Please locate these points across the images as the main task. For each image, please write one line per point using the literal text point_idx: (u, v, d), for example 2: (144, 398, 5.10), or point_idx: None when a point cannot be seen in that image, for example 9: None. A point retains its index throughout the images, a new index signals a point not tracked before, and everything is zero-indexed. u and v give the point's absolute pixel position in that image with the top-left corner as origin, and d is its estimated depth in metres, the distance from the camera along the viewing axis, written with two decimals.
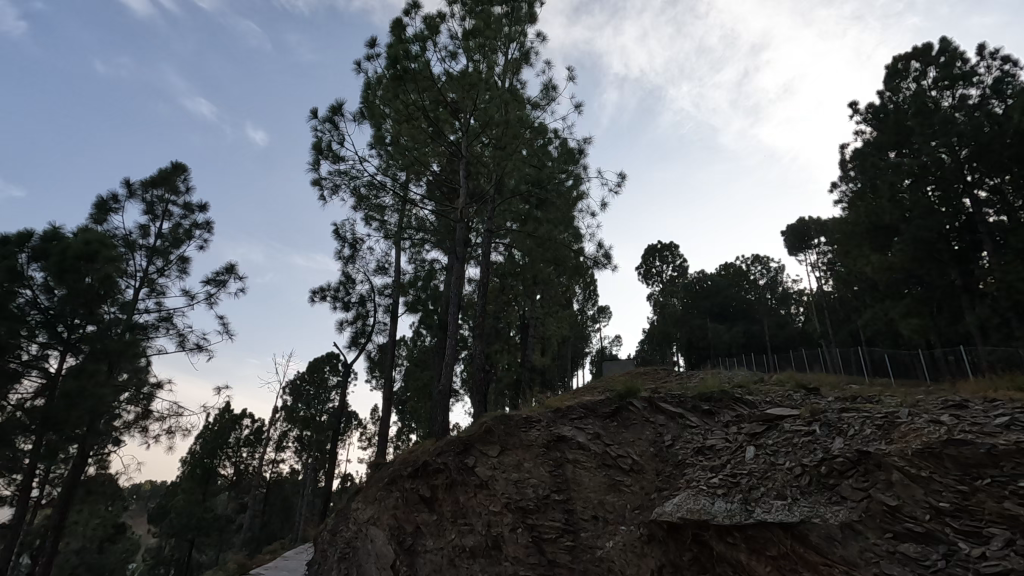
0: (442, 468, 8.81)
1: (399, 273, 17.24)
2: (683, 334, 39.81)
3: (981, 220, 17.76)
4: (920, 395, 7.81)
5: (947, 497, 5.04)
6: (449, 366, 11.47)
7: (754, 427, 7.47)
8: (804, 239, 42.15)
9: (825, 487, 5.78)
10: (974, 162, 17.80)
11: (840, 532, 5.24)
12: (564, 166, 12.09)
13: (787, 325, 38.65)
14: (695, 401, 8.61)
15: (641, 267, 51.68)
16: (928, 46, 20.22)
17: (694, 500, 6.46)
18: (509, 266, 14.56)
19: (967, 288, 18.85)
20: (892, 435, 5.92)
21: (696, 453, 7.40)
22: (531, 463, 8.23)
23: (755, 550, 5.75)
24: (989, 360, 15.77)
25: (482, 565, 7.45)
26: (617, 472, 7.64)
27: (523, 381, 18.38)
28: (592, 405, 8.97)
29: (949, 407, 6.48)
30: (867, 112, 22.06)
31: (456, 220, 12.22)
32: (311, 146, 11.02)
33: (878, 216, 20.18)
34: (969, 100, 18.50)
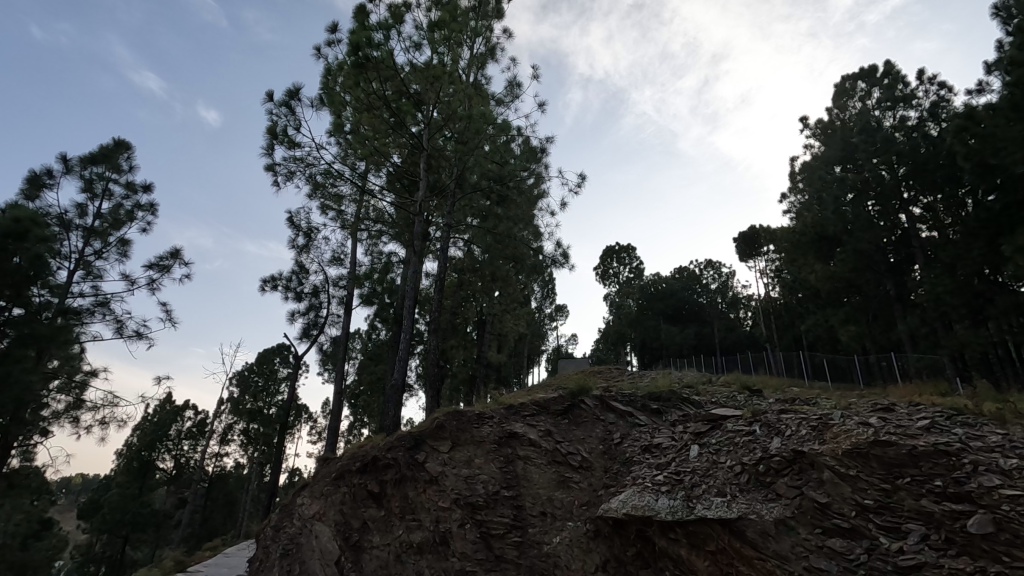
0: (392, 464, 8.67)
1: (355, 265, 16.84)
2: (637, 334, 41.41)
3: (916, 235, 18.86)
4: (855, 398, 8.29)
5: (871, 495, 5.33)
6: (403, 361, 11.32)
7: (698, 426, 7.73)
8: (755, 246, 43.84)
9: (762, 485, 6.04)
10: (911, 180, 18.89)
11: (775, 527, 5.48)
12: (526, 164, 12.10)
13: (735, 329, 40.23)
14: (645, 401, 8.90)
15: (599, 267, 52.58)
16: (873, 68, 21.32)
17: (639, 497, 6.63)
18: (468, 262, 14.46)
19: (900, 298, 20.05)
20: (825, 436, 6.24)
21: (644, 451, 7.61)
22: (482, 459, 8.23)
23: (695, 545, 5.93)
24: (916, 366, 17.01)
25: (429, 561, 7.41)
26: (566, 469, 7.76)
27: (478, 377, 18.36)
28: (544, 403, 9.06)
29: (878, 410, 6.90)
30: (816, 128, 23.08)
31: (416, 212, 12.01)
32: (265, 130, 10.64)
33: (822, 227, 21.13)
34: (909, 121, 19.61)
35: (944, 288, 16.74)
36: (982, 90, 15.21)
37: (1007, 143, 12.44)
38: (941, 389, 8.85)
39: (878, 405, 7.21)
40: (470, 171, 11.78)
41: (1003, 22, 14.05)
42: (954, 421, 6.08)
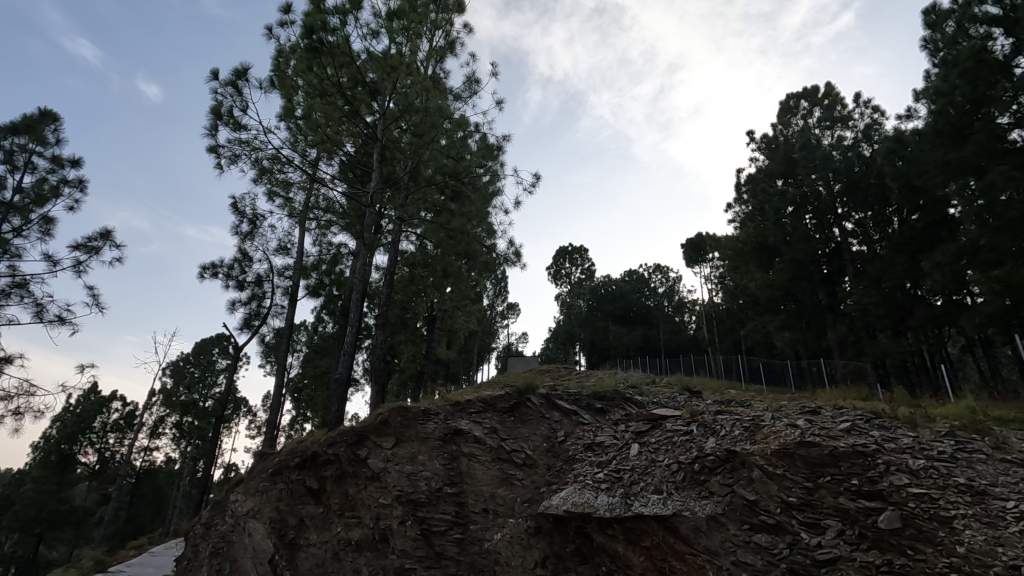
0: (332, 459, 8.39)
1: (302, 255, 16.33)
2: (586, 334, 42.17)
3: (847, 249, 20.00)
4: (785, 401, 8.73)
5: (795, 492, 5.62)
6: (349, 355, 11.07)
7: (639, 425, 7.95)
8: (701, 252, 45.43)
9: (697, 482, 6.27)
10: (844, 197, 20.03)
11: (706, 523, 5.71)
12: (483, 161, 12.08)
13: (680, 332, 41.54)
14: (589, 400, 9.09)
15: (551, 267, 53.21)
16: (815, 89, 22.46)
17: (580, 494, 6.76)
18: (420, 256, 14.25)
19: (831, 307, 21.23)
20: (756, 436, 6.55)
21: (586, 449, 7.77)
22: (425, 456, 8.14)
23: (632, 541, 6.09)
24: (843, 371, 18.04)
25: (368, 558, 7.29)
26: (510, 467, 7.81)
27: (426, 373, 18.18)
28: (491, 400, 9.07)
29: (806, 412, 7.29)
30: (761, 142, 24.00)
31: (367, 203, 11.72)
32: (209, 109, 10.14)
33: (763, 237, 22.06)
34: (845, 140, 20.79)
35: (870, 300, 17.82)
36: (910, 116, 16.31)
37: (930, 166, 13.43)
38: (864, 393, 9.47)
39: (806, 407, 7.61)
40: (424, 165, 11.61)
41: (930, 54, 15.17)
42: (872, 424, 6.51)
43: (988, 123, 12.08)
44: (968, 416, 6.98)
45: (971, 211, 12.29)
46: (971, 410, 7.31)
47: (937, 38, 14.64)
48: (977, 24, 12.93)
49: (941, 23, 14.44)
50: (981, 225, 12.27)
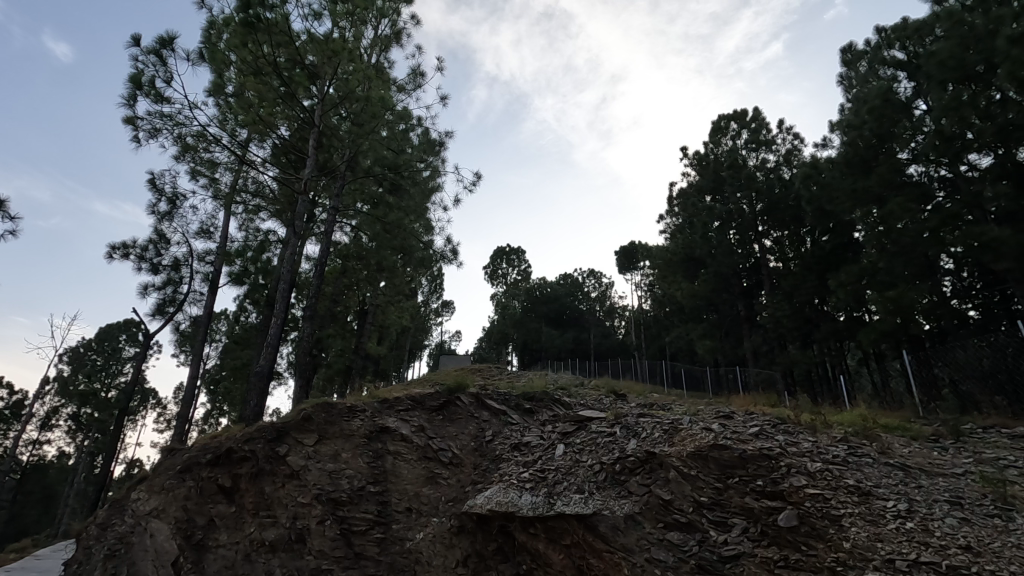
0: (248, 456, 7.97)
1: (226, 240, 15.44)
2: (519, 335, 42.68)
3: (765, 264, 21.35)
4: (703, 406, 9.22)
5: (707, 492, 5.93)
6: (272, 347, 10.59)
7: (566, 426, 8.13)
8: (633, 259, 47.07)
9: (617, 482, 6.49)
10: (765, 215, 21.37)
11: (624, 522, 5.92)
12: (423, 156, 11.91)
13: (610, 336, 42.84)
14: (518, 400, 9.20)
15: (489, 267, 53.41)
16: (744, 112, 23.82)
17: (504, 494, 6.81)
18: (354, 249, 13.85)
19: (748, 319, 22.61)
20: (674, 439, 6.88)
21: (513, 449, 7.87)
22: (349, 454, 7.94)
23: (552, 539, 6.19)
24: (755, 379, 19.25)
25: (282, 559, 6.99)
26: (436, 465, 7.76)
27: (355, 368, 17.71)
28: (420, 398, 8.98)
29: (720, 417, 7.74)
30: (693, 158, 25.14)
31: (300, 190, 11.24)
32: (127, 78, 9.39)
33: (691, 249, 23.14)
34: (768, 162, 22.21)
35: (783, 313, 19.10)
36: (826, 145, 17.65)
37: (840, 193, 14.61)
38: (773, 400, 10.14)
39: (721, 412, 8.06)
40: (363, 156, 11.29)
41: (845, 90, 16.49)
42: (777, 429, 7.00)
43: (891, 157, 13.28)
44: (860, 423, 7.64)
45: (873, 237, 13.47)
46: (863, 418, 8.01)
47: (851, 76, 15.95)
48: (885, 67, 14.21)
49: (855, 63, 15.75)
50: (880, 249, 13.48)
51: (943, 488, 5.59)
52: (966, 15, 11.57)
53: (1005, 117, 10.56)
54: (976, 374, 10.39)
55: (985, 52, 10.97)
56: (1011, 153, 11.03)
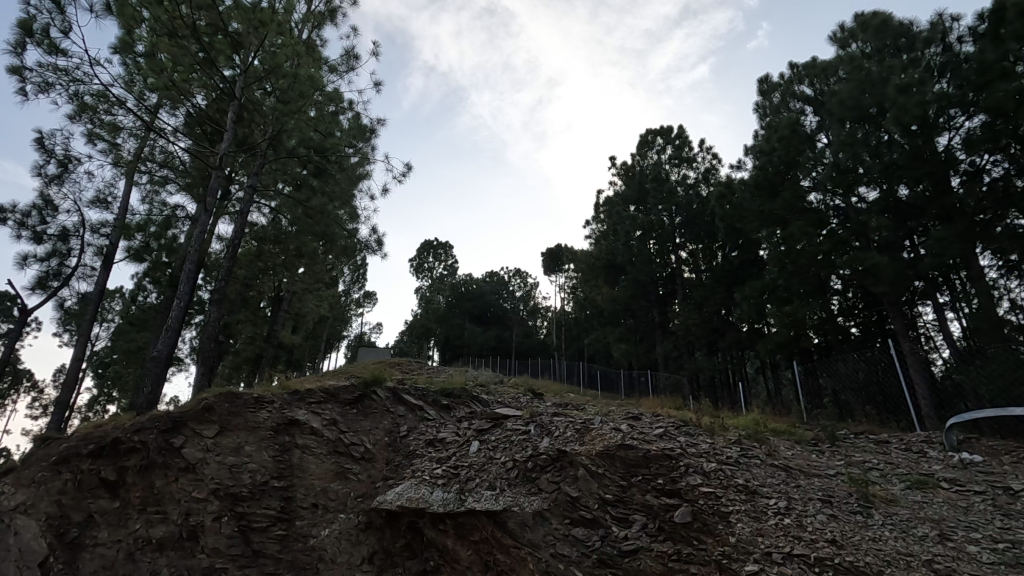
0: (138, 448, 7.35)
1: (125, 212, 14.14)
2: (442, 330, 42.40)
3: (679, 275, 22.56)
4: (614, 407, 9.61)
5: (612, 490, 6.19)
6: (173, 332, 9.86)
7: (482, 424, 8.20)
8: (558, 262, 48.23)
9: (528, 480, 6.63)
10: (683, 229, 22.55)
11: (532, 518, 6.03)
12: (353, 141, 11.32)
13: (532, 335, 43.61)
14: (436, 396, 9.16)
15: (415, 260, 52.70)
16: (669, 128, 25.02)
17: (415, 490, 6.75)
18: (271, 231, 13.18)
19: (661, 325, 23.79)
20: (584, 438, 7.14)
21: (427, 445, 7.82)
22: (252, 447, 7.55)
23: (461, 536, 6.22)
24: (665, 383, 20.31)
25: (170, 558, 6.53)
26: (347, 460, 7.55)
27: (266, 357, 16.86)
28: (333, 390, 8.71)
29: (629, 418, 8.10)
30: (620, 169, 26.09)
31: (214, 165, 10.48)
32: (15, 22, 8.37)
33: (613, 255, 24.02)
34: (688, 179, 23.47)
35: (692, 321, 20.28)
36: (740, 166, 18.92)
37: (749, 214, 15.71)
38: (678, 403, 10.73)
39: (630, 413, 8.43)
40: (286, 135, 10.72)
41: (760, 117, 17.75)
42: (680, 430, 7.46)
43: (795, 184, 14.44)
44: (753, 427, 8.29)
45: (775, 256, 14.61)
46: (756, 422, 8.68)
47: (766, 106, 17.20)
48: (794, 101, 15.46)
49: (770, 94, 17.02)
50: (781, 268, 14.64)
51: (817, 487, 6.20)
52: (865, 61, 12.83)
53: (891, 157, 11.80)
54: (854, 385, 11.54)
55: (878, 96, 12.20)
56: (894, 189, 12.33)
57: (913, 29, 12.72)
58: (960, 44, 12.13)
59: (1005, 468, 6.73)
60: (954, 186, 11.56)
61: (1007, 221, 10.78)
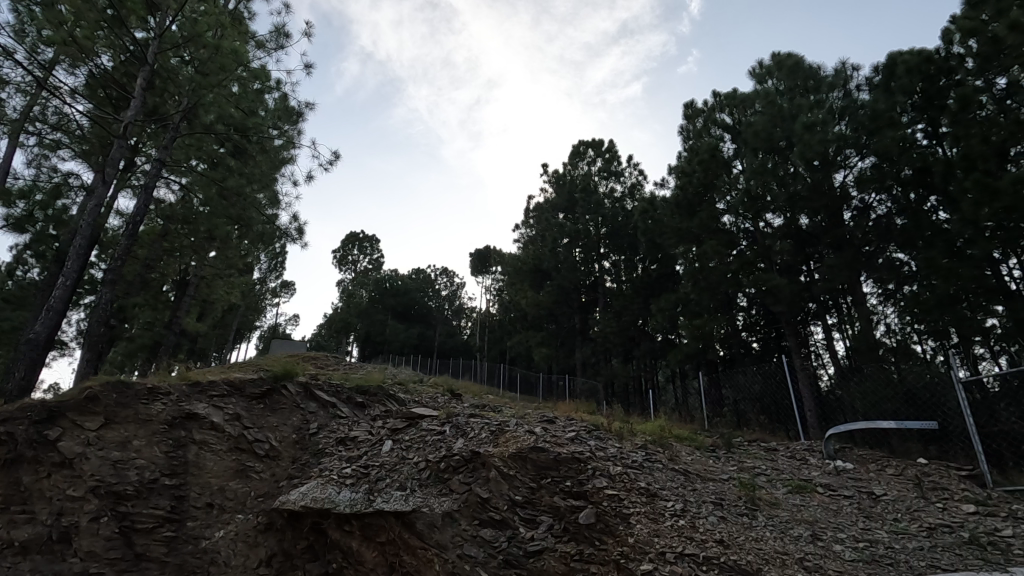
0: (3, 440, 6.65)
1: (7, 175, 12.61)
2: (363, 325, 41.27)
3: (601, 284, 23.33)
4: (530, 409, 9.78)
5: (521, 492, 6.29)
6: (57, 312, 8.94)
7: (396, 423, 8.06)
8: (485, 264, 48.46)
9: (439, 480, 6.60)
10: (607, 239, 23.38)
11: (441, 519, 5.99)
12: (277, 122, 10.65)
13: (455, 335, 43.44)
14: (351, 393, 8.90)
15: (338, 252, 51.03)
16: (600, 142, 25.85)
17: (321, 489, 6.52)
18: (181, 210, 12.26)
19: (582, 332, 24.48)
20: (498, 440, 7.20)
21: (337, 443, 7.58)
22: (142, 442, 6.98)
23: (367, 537, 6.07)
24: (582, 388, 20.93)
25: (35, 563, 5.88)
26: (249, 458, 7.15)
27: (166, 345, 15.66)
28: (239, 383, 8.23)
29: (544, 421, 8.26)
30: (552, 176, 26.66)
31: (117, 133, 9.60)
32: None
33: (539, 260, 24.45)
34: (615, 192, 24.39)
35: (611, 329, 21.04)
36: (663, 184, 19.92)
37: (668, 230, 16.56)
38: (592, 408, 11.10)
39: (545, 417, 8.60)
40: (204, 109, 9.97)
41: (683, 140, 18.77)
42: (591, 434, 7.71)
43: (711, 205, 15.38)
44: (659, 432, 8.72)
45: (689, 271, 15.47)
46: (661, 428, 9.15)
47: (689, 129, 18.23)
48: (715, 127, 16.46)
49: (693, 119, 18.04)
50: (693, 283, 15.51)
51: (711, 491, 6.62)
52: (778, 98, 13.88)
53: (795, 188, 12.85)
54: (751, 396, 12.43)
55: (787, 131, 13.27)
56: (795, 218, 13.45)
57: (820, 73, 13.98)
58: (858, 92, 13.54)
59: (871, 474, 7.53)
60: (846, 219, 12.79)
61: (886, 253, 12.43)
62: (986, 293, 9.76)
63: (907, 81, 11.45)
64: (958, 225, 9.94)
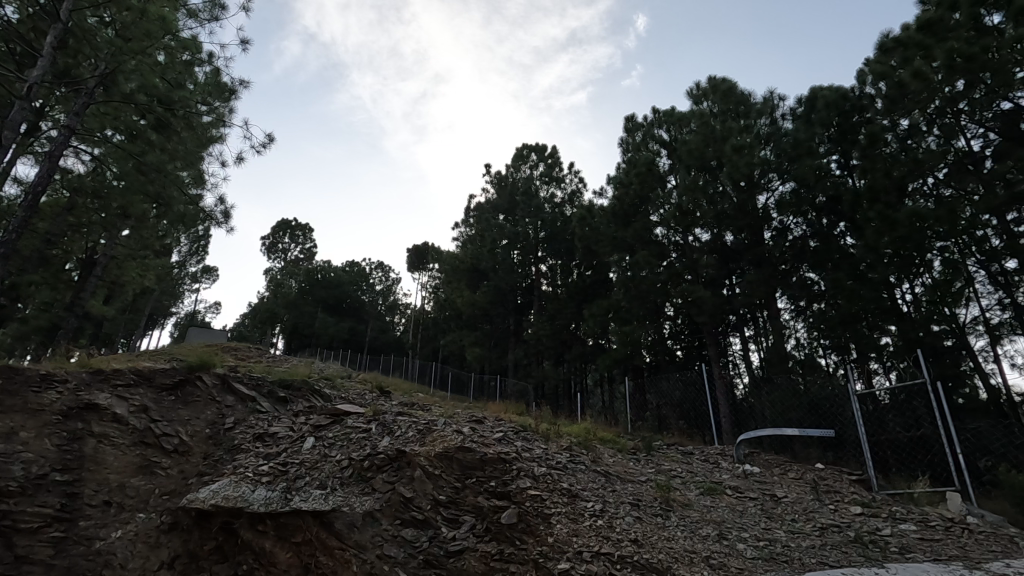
0: None
1: None
2: (291, 317, 39.65)
3: (537, 287, 23.65)
4: (459, 409, 9.76)
5: (446, 491, 6.26)
6: None
7: (320, 419, 7.81)
8: (423, 261, 47.91)
9: (362, 479, 6.45)
10: (546, 244, 23.79)
11: (361, 519, 5.86)
12: (207, 99, 9.82)
13: (387, 331, 42.65)
14: (273, 387, 8.55)
15: (268, 239, 48.80)
16: (544, 147, 26.20)
17: (234, 488, 6.19)
18: (90, 183, 11.30)
19: (515, 334, 24.71)
20: (425, 439, 7.15)
21: (254, 439, 7.23)
22: (31, 434, 6.36)
23: (282, 537, 5.78)
24: (512, 389, 21.13)
25: None
26: (155, 453, 6.69)
27: (65, 330, 14.39)
28: (148, 373, 7.72)
29: (473, 421, 8.26)
30: (494, 177, 26.75)
31: (20, 93, 8.72)
32: None
33: (477, 260, 24.46)
34: (556, 198, 24.82)
35: (544, 332, 21.38)
36: (602, 194, 20.47)
37: (604, 238, 17.05)
38: (521, 410, 11.23)
39: (474, 417, 8.62)
40: (124, 76, 9.19)
41: (623, 152, 19.38)
42: (518, 435, 7.81)
43: (645, 217, 15.97)
44: (584, 435, 8.96)
45: (621, 279, 15.97)
46: (586, 430, 9.41)
47: (629, 142, 18.85)
48: (653, 143, 17.10)
49: (633, 133, 18.66)
50: (625, 291, 16.01)
51: (630, 492, 6.88)
52: (711, 119, 14.62)
53: (722, 206, 13.60)
54: (672, 402, 12.99)
55: (718, 151, 13.98)
56: (721, 234, 14.19)
57: (750, 100, 14.86)
58: (783, 121, 14.54)
59: (775, 478, 8.09)
60: (767, 238, 13.63)
61: (799, 273, 13.33)
62: (883, 313, 10.71)
63: (826, 115, 12.42)
64: (862, 250, 10.85)
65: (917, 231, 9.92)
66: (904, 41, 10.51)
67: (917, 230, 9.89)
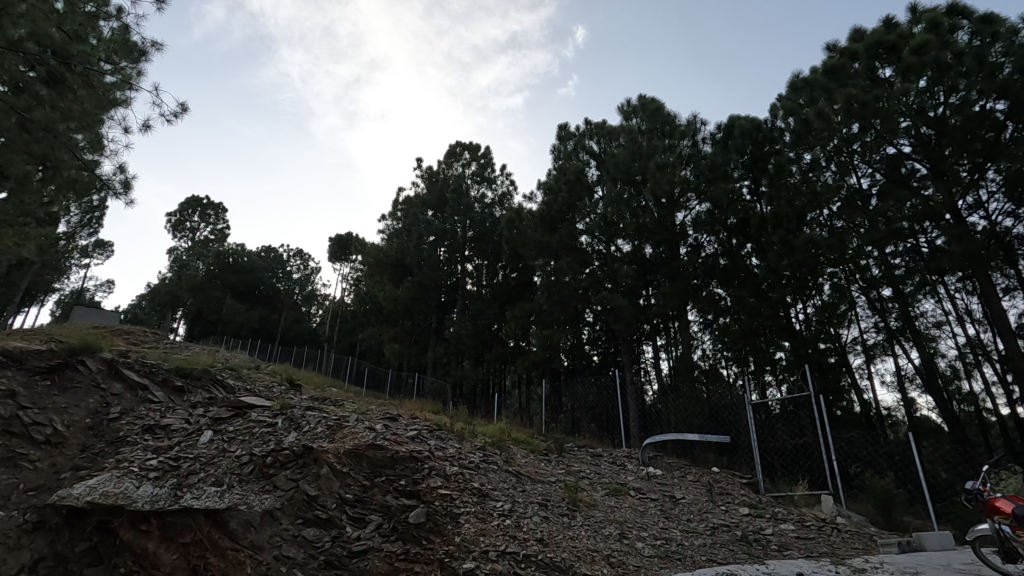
0: None
1: None
2: (195, 301, 36.90)
3: (461, 285, 23.56)
4: (373, 406, 9.52)
5: (352, 490, 6.08)
6: None
7: (220, 412, 7.32)
8: (345, 251, 46.35)
9: (263, 476, 6.12)
10: (473, 244, 23.94)
11: (259, 518, 5.55)
12: (112, 58, 8.32)
13: (302, 323, 40.85)
14: (169, 375, 7.94)
15: (174, 216, 45.22)
16: (477, 146, 26.11)
17: (115, 483, 5.61)
18: None
19: (436, 331, 24.45)
20: (334, 436, 6.91)
21: (143, 432, 6.65)
22: None
23: (168, 538, 5.31)
24: (429, 387, 20.89)
25: None
26: (21, 444, 5.94)
27: None
28: (19, 354, 6.91)
29: (387, 419, 8.07)
30: (425, 172, 26.35)
31: None
32: None
33: (402, 255, 23.98)
34: (486, 198, 24.85)
35: (466, 332, 21.32)
36: (531, 198, 20.79)
37: (531, 242, 17.40)
38: (437, 408, 11.09)
39: (388, 414, 8.44)
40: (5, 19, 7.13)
41: (554, 159, 19.73)
42: (431, 434, 7.74)
43: (572, 225, 16.34)
44: (498, 435, 9.01)
45: (545, 283, 16.21)
46: (501, 431, 9.47)
47: (561, 150, 19.21)
48: (584, 152, 17.59)
49: (566, 141, 19.05)
50: (548, 295, 16.27)
51: (539, 492, 7.00)
52: (640, 136, 15.16)
53: (644, 220, 14.14)
54: (586, 405, 13.37)
55: (643, 167, 14.57)
56: (642, 247, 14.78)
57: (675, 121, 15.63)
58: (703, 144, 15.45)
59: (676, 480, 8.54)
60: (682, 253, 14.37)
61: (709, 288, 14.18)
62: (779, 330, 11.64)
63: (741, 143, 13.32)
64: (765, 271, 11.73)
65: (812, 257, 10.90)
66: (813, 82, 11.46)
67: (811, 256, 10.86)
